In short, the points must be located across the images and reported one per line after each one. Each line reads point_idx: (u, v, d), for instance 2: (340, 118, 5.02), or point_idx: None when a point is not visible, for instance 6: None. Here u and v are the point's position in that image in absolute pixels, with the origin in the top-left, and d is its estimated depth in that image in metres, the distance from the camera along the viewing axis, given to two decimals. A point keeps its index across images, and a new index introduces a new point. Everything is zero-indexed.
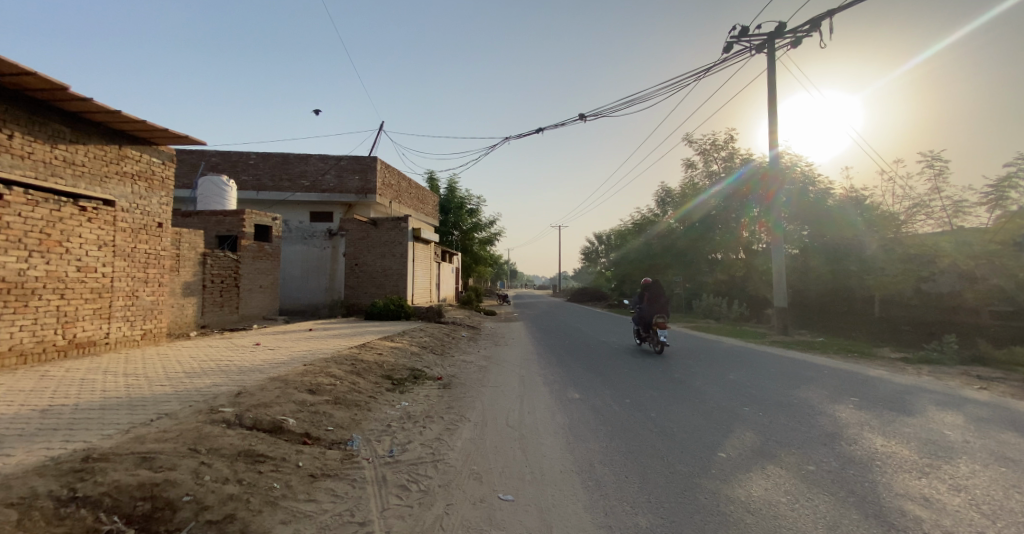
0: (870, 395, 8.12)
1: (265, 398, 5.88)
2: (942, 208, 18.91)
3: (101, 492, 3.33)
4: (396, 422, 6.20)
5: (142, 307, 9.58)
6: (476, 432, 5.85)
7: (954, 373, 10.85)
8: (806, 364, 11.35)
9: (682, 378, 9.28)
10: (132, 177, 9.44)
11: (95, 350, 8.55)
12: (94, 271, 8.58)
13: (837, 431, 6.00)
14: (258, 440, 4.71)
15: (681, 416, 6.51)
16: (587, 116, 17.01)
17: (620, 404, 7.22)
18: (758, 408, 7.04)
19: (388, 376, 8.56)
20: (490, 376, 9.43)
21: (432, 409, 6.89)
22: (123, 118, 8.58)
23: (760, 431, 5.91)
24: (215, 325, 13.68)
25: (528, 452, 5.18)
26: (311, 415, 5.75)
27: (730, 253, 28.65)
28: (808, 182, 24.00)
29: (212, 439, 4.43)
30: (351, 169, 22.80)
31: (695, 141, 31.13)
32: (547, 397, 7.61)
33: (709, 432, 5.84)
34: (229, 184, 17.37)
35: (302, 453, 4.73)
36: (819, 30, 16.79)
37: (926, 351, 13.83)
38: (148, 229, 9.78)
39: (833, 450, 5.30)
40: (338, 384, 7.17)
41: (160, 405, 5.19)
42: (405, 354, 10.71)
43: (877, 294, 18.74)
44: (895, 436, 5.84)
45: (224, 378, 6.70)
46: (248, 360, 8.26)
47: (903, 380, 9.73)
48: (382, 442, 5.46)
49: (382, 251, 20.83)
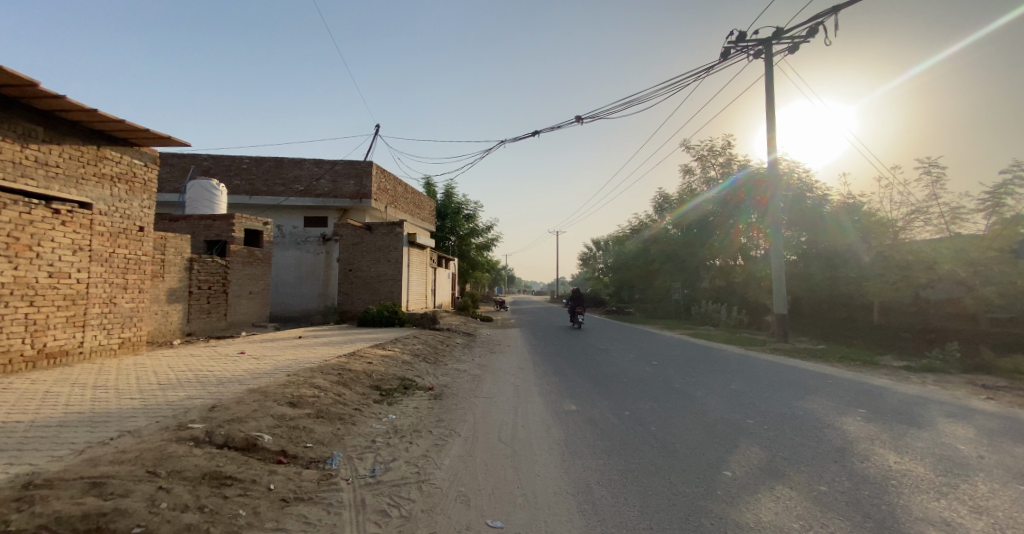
0: (877, 406, 7.74)
1: (241, 413, 5.51)
2: (940, 214, 18.62)
3: (38, 525, 3.01)
4: (381, 437, 5.84)
5: (120, 314, 9.22)
6: (466, 448, 5.51)
7: (960, 382, 10.47)
8: (808, 373, 10.97)
9: (683, 387, 8.93)
10: (111, 179, 9.11)
11: (68, 360, 8.19)
12: (67, 277, 8.23)
13: (847, 446, 5.61)
14: (227, 460, 4.35)
15: (682, 431, 6.15)
16: (582, 119, 16.68)
17: (619, 416, 6.87)
18: (763, 421, 6.66)
19: (376, 387, 8.21)
20: (484, 385, 9.06)
21: (421, 422, 6.53)
22: (99, 117, 8.29)
23: (766, 446, 5.56)
24: (202, 332, 13.31)
25: (521, 472, 4.83)
26: (289, 430, 5.39)
27: (727, 259, 28.59)
28: (805, 188, 23.82)
29: (175, 461, 4.10)
30: (346, 173, 22.48)
31: (693, 146, 30.87)
32: (543, 409, 7.27)
33: (713, 449, 5.48)
34: (219, 189, 17.03)
35: (275, 473, 4.37)
36: (817, 34, 16.63)
37: (929, 359, 13.51)
38: (129, 233, 9.43)
39: (845, 467, 4.91)
40: (321, 396, 6.81)
41: (124, 423, 4.89)
42: (397, 363, 10.34)
43: (876, 301, 18.44)
44: (907, 452, 5.45)
45: (200, 390, 6.35)
46: (229, 370, 7.90)
47: (908, 390, 9.36)
48: (365, 459, 5.10)
49: (377, 256, 20.14)
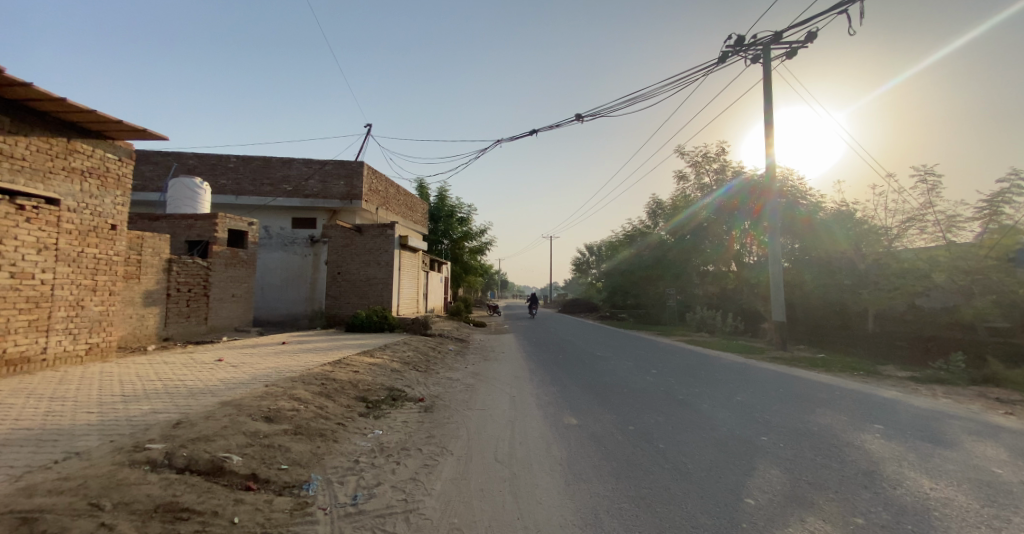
0: (893, 421, 7.33)
1: (209, 430, 4.96)
2: (936, 223, 18.41)
3: None
4: (365, 457, 5.30)
5: (88, 318, 8.60)
6: (460, 470, 4.99)
7: (969, 395, 10.08)
8: (813, 384, 10.54)
9: (686, 399, 8.46)
10: (82, 174, 8.53)
11: (29, 368, 7.59)
12: (30, 278, 7.63)
13: (874, 468, 5.15)
14: (186, 488, 3.81)
15: (694, 449, 5.67)
16: (582, 118, 16.15)
17: (624, 432, 6.38)
18: (778, 438, 6.20)
19: (362, 399, 7.66)
20: (477, 396, 8.54)
21: (410, 439, 6.00)
22: (70, 107, 7.72)
23: (786, 467, 5.10)
24: (180, 337, 12.67)
25: (521, 499, 4.32)
26: (261, 450, 4.84)
27: (722, 265, 28.34)
28: (797, 195, 23.67)
29: (124, 490, 3.54)
30: (336, 174, 21.88)
31: (687, 152, 30.50)
32: (540, 423, 6.77)
33: (729, 471, 5.00)
34: (202, 187, 16.39)
35: (242, 503, 3.83)
36: (816, 39, 16.40)
37: (933, 370, 13.21)
38: (99, 232, 8.82)
39: (878, 495, 4.45)
40: (302, 409, 6.27)
41: (73, 442, 4.31)
42: (385, 372, 9.78)
43: (872, 309, 18.15)
44: (941, 476, 5.00)
45: (167, 403, 5.78)
46: (204, 379, 7.33)
47: (919, 403, 8.96)
48: (346, 484, 4.56)
49: (367, 259, 19.55)
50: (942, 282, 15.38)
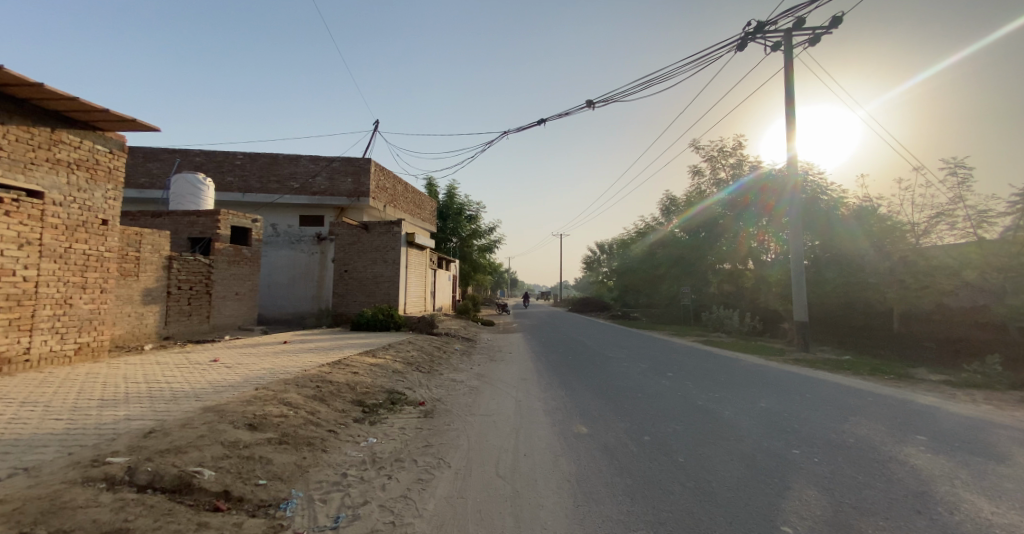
0: (938, 431, 6.69)
1: (182, 440, 4.51)
2: (966, 217, 17.47)
3: None
4: (355, 470, 4.83)
5: (77, 317, 8.27)
6: (456, 486, 4.51)
7: (1011, 401, 9.34)
8: (841, 389, 9.83)
9: (706, 405, 7.88)
10: (68, 165, 8.21)
11: (11, 369, 7.28)
12: (10, 275, 7.30)
13: (924, 488, 4.56)
14: (141, 510, 3.35)
15: (718, 464, 5.14)
16: (594, 105, 15.42)
17: (639, 443, 5.85)
18: (810, 450, 5.63)
19: (359, 402, 7.23)
20: (482, 401, 8.05)
21: (406, 448, 5.53)
22: (47, 93, 7.38)
23: (826, 488, 4.52)
24: (180, 336, 12.35)
25: (523, 523, 3.81)
26: (239, 462, 4.39)
27: (736, 263, 27.23)
28: (817, 190, 22.31)
29: (66, 515, 3.10)
30: (343, 171, 21.51)
31: (702, 147, 29.68)
32: (547, 432, 6.27)
33: (760, 491, 4.45)
34: (205, 183, 16.11)
35: (205, 528, 3.36)
36: (840, 24, 15.58)
37: (967, 373, 12.44)
38: (89, 227, 8.49)
39: (936, 522, 3.86)
40: (290, 415, 5.82)
41: (26, 456, 3.89)
42: (386, 373, 9.32)
43: (896, 308, 17.33)
44: (1001, 497, 4.40)
45: (146, 409, 5.38)
46: (192, 382, 6.93)
47: (959, 410, 8.25)
48: (328, 503, 4.08)
49: (374, 257, 19.17)
50: (973, 280, 14.54)
